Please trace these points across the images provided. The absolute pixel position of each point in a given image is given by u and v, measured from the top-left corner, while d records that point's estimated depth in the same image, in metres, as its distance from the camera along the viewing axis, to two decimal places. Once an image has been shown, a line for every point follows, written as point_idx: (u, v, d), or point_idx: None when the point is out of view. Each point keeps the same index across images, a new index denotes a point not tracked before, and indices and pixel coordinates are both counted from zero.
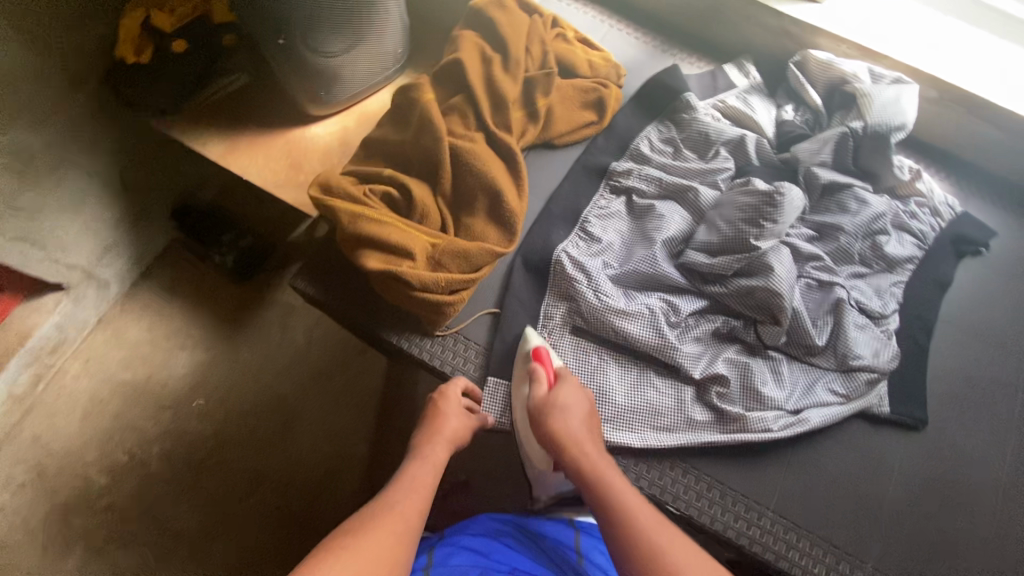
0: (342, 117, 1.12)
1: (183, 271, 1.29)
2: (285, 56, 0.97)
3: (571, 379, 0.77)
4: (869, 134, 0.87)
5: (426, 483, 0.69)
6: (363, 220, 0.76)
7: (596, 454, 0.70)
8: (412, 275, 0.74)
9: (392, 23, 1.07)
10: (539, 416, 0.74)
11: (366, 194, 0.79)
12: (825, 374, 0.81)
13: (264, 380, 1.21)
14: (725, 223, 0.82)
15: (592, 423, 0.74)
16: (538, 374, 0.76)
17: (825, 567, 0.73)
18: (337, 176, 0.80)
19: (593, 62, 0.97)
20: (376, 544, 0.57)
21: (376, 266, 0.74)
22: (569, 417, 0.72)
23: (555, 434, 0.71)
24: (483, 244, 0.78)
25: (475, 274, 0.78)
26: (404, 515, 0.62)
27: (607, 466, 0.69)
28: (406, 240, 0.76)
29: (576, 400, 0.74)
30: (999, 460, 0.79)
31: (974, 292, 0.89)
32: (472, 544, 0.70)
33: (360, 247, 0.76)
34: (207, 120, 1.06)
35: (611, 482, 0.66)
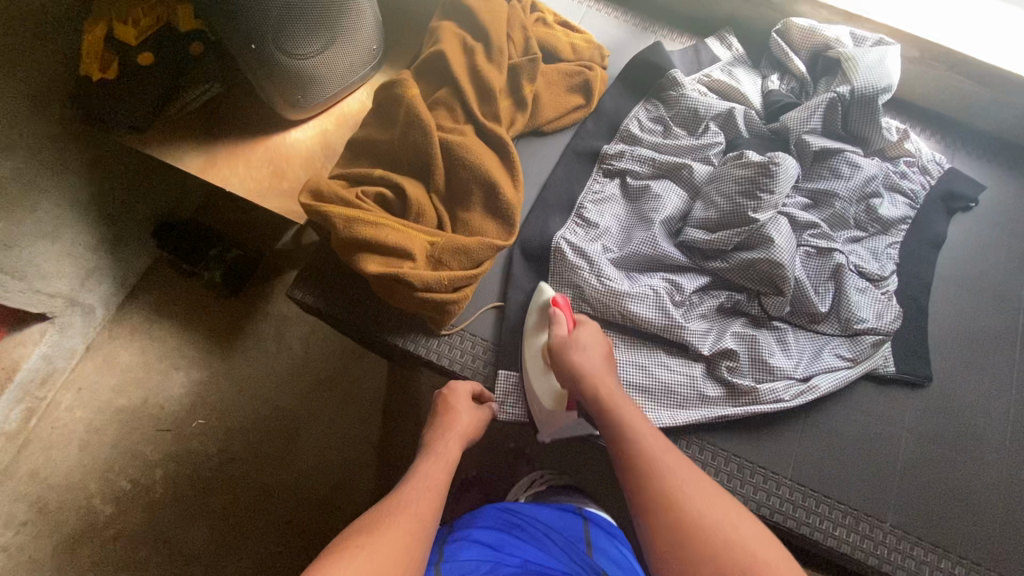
0: (321, 119, 1.10)
1: (172, 289, 1.26)
2: (259, 60, 0.93)
3: (591, 324, 0.78)
4: (857, 98, 0.86)
5: (439, 481, 0.68)
6: (358, 223, 0.74)
7: (612, 384, 0.71)
8: (414, 276, 0.73)
9: (365, 18, 1.04)
10: (557, 353, 0.75)
11: (358, 197, 0.77)
12: (830, 340, 0.82)
13: (265, 393, 1.19)
14: (722, 197, 0.82)
15: (610, 362, 0.74)
16: (557, 317, 0.77)
17: (845, 529, 0.74)
18: (325, 180, 0.78)
19: (576, 45, 0.96)
20: (392, 542, 0.56)
21: (376, 269, 0.73)
22: (589, 353, 0.74)
23: (574, 367, 0.72)
24: (483, 238, 0.77)
25: (476, 269, 0.77)
26: (418, 514, 0.61)
27: (622, 398, 0.69)
28: (405, 240, 0.75)
29: (595, 340, 0.75)
30: (1003, 409, 0.81)
31: (967, 246, 0.91)
32: (484, 537, 0.69)
33: (357, 251, 0.74)
34: (181, 134, 1.04)
35: (626, 412, 0.67)
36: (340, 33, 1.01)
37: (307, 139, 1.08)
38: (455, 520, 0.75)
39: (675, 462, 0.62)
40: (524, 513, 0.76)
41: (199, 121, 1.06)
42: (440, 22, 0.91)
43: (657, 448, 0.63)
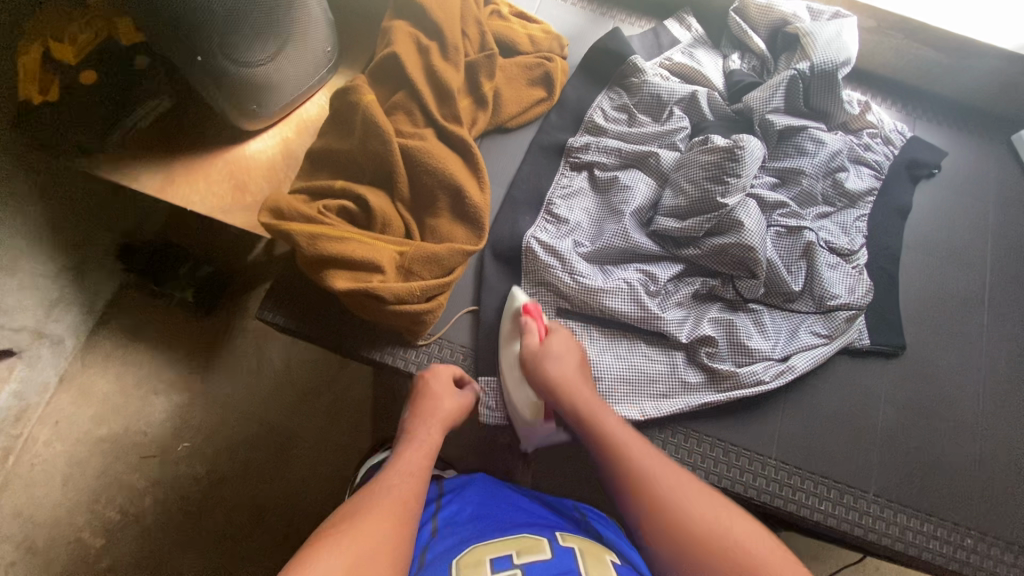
0: (281, 127, 1.07)
1: (142, 313, 1.22)
2: (206, 70, 0.90)
3: (561, 330, 0.79)
4: (816, 75, 0.86)
5: (422, 458, 0.68)
6: (323, 240, 0.71)
7: (589, 390, 0.73)
8: (386, 289, 0.71)
9: (315, 14, 1.00)
10: (532, 366, 0.75)
11: (321, 212, 0.74)
12: (805, 318, 0.82)
13: (249, 411, 1.17)
14: (691, 183, 0.81)
15: (584, 370, 0.76)
16: (529, 326, 0.78)
17: (830, 503, 0.76)
18: (284, 197, 0.75)
19: (533, 36, 0.94)
20: (378, 523, 0.56)
21: (346, 286, 0.70)
22: (564, 361, 0.75)
23: (547, 380, 0.73)
24: (453, 244, 0.75)
25: (449, 276, 0.76)
26: (405, 495, 0.62)
27: (601, 404, 0.71)
28: (372, 254, 0.73)
29: (568, 346, 0.76)
30: (975, 371, 0.83)
31: (933, 213, 0.92)
32: (476, 500, 0.69)
33: (325, 269, 0.72)
34: (134, 153, 0.99)
35: (606, 417, 0.69)
36: (292, 35, 0.96)
37: (268, 148, 1.04)
38: (443, 481, 0.75)
39: (658, 461, 0.64)
40: (512, 487, 0.75)
41: (157, 139, 1.01)
42: (392, 22, 0.88)
43: (640, 450, 0.65)
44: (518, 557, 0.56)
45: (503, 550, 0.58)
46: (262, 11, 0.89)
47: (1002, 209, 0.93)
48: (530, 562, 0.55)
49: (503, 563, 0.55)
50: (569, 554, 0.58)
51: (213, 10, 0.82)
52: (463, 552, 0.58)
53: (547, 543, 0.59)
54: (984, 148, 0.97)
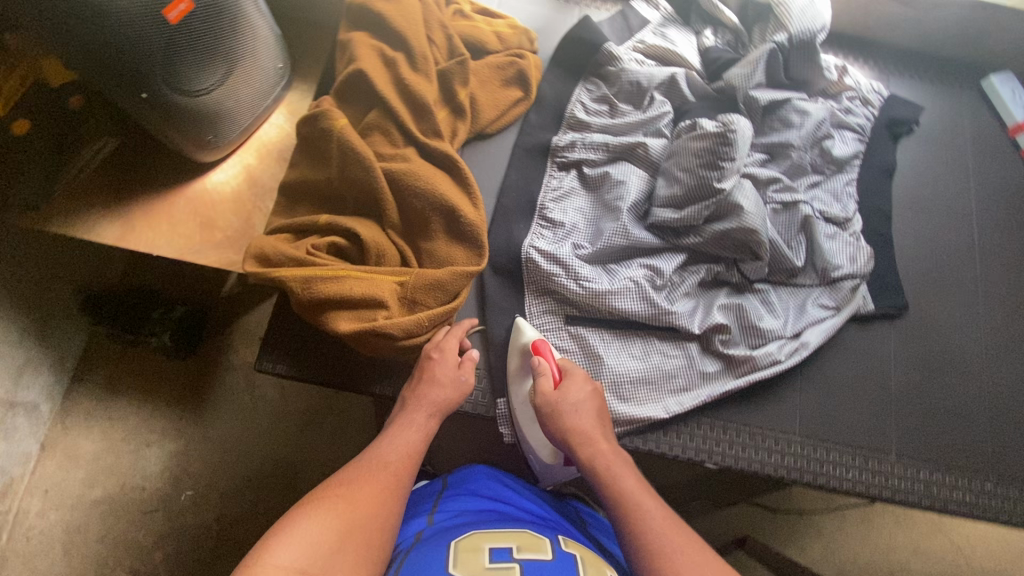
0: (241, 153, 0.99)
1: (118, 362, 1.16)
2: (154, 106, 0.81)
3: (575, 372, 0.73)
4: (795, 45, 0.85)
5: (420, 433, 0.66)
6: (317, 282, 0.68)
7: (610, 446, 0.67)
8: (391, 325, 0.68)
9: (262, 26, 0.91)
10: (547, 416, 0.70)
11: (310, 252, 0.70)
12: (811, 292, 0.83)
13: (250, 451, 1.11)
14: (684, 171, 0.80)
15: (602, 420, 0.70)
16: (541, 368, 0.73)
17: (857, 469, 0.77)
18: (267, 241, 0.71)
19: (500, 33, 0.89)
20: (364, 498, 0.57)
21: (349, 327, 0.68)
22: (580, 413, 0.69)
23: (563, 432, 0.68)
24: (454, 268, 0.72)
25: (454, 300, 0.73)
26: (393, 475, 0.61)
27: (621, 461, 0.66)
28: (371, 289, 0.69)
29: (585, 395, 0.71)
30: (976, 321, 0.85)
31: (916, 169, 0.93)
32: (481, 490, 0.70)
33: (324, 312, 0.69)
34: (90, 202, 0.92)
35: (626, 479, 0.63)
36: (240, 51, 0.88)
37: (230, 179, 0.97)
38: (449, 473, 0.76)
39: (677, 531, 0.58)
40: (515, 481, 0.75)
41: (117, 183, 0.94)
42: (350, 35, 0.82)
43: (660, 520, 0.59)
44: (518, 551, 0.56)
45: (504, 541, 0.57)
46: (206, 30, 0.80)
47: (980, 157, 0.95)
48: (528, 558, 0.54)
49: (503, 554, 0.55)
50: (570, 557, 0.57)
51: (154, 43, 0.74)
52: (463, 537, 0.58)
53: (549, 544, 0.59)
54: (957, 97, 0.98)
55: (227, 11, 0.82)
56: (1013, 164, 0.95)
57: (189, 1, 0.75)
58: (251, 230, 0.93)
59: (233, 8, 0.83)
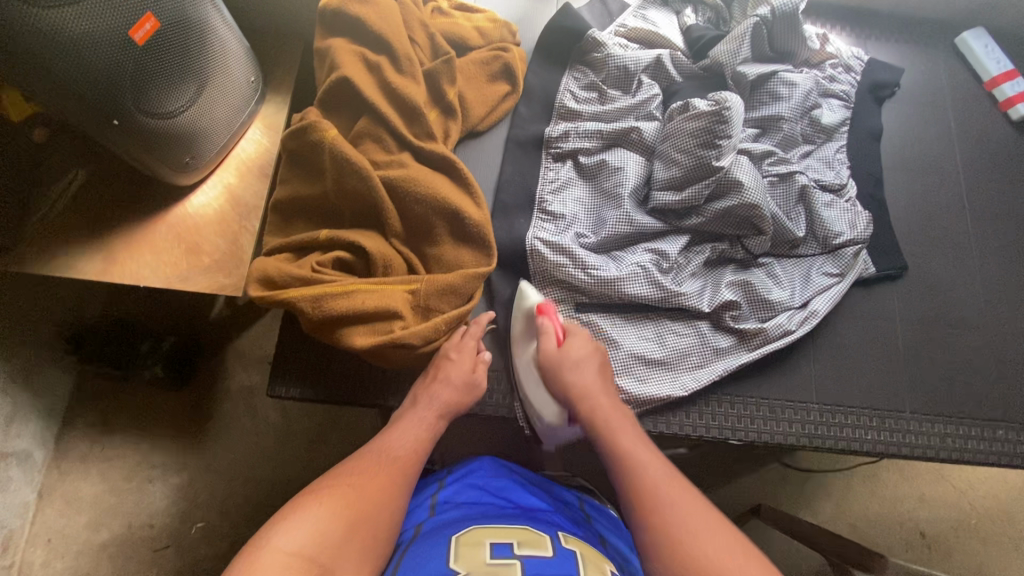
0: (220, 173, 0.94)
1: (106, 401, 1.10)
2: (126, 133, 0.76)
3: (579, 332, 0.75)
4: (778, 17, 0.86)
5: (428, 429, 0.66)
6: (327, 299, 0.66)
7: (610, 401, 0.69)
8: (410, 336, 0.67)
9: (228, 38, 0.86)
10: (551, 370, 0.72)
11: (316, 270, 0.68)
12: (814, 261, 0.84)
13: (258, 475, 1.07)
14: (681, 153, 0.79)
15: (603, 374, 0.72)
16: (545, 327, 0.74)
17: (874, 429, 0.79)
18: (269, 262, 0.68)
19: (481, 27, 0.88)
20: (372, 487, 0.57)
21: (367, 341, 0.66)
22: (582, 369, 0.71)
23: (564, 385, 0.70)
24: (466, 270, 0.71)
25: (468, 303, 0.72)
26: (401, 467, 0.61)
27: (621, 415, 0.67)
28: (384, 300, 0.67)
29: (587, 351, 0.72)
30: (971, 274, 0.87)
31: (901, 130, 0.94)
32: (481, 481, 0.69)
33: (338, 328, 0.67)
34: (67, 238, 0.87)
35: (624, 432, 0.65)
36: (209, 67, 0.83)
37: (212, 201, 0.92)
38: (451, 462, 0.75)
39: (670, 477, 0.59)
40: (518, 471, 0.73)
41: (92, 212, 0.89)
42: (329, 41, 0.80)
43: (652, 467, 0.60)
44: (518, 547, 0.54)
45: (504, 537, 0.56)
46: (171, 48, 0.75)
47: (960, 113, 0.97)
48: (529, 556, 0.53)
49: (503, 550, 0.54)
50: (571, 555, 0.55)
51: (116, 65, 0.69)
52: (462, 531, 0.57)
53: (551, 540, 0.57)
54: (933, 56, 1.00)
55: (191, 26, 0.77)
56: (990, 117, 0.97)
57: (153, 20, 0.71)
58: (240, 250, 0.89)
59: (197, 22, 0.78)
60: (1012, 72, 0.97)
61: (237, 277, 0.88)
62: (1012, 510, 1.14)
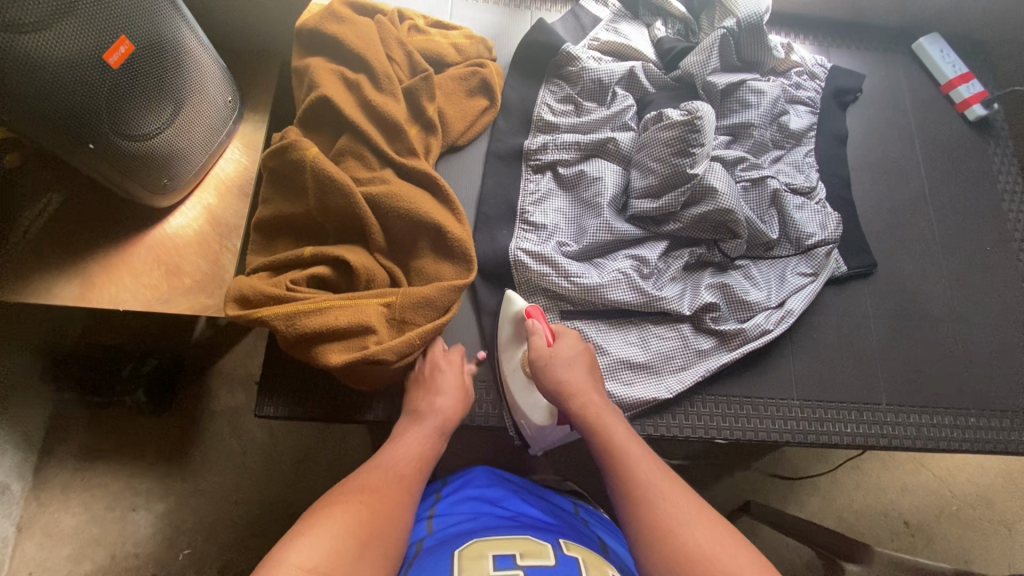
0: (199, 194, 0.94)
1: (84, 427, 1.07)
2: (102, 156, 0.76)
3: (569, 334, 0.75)
4: (744, 28, 0.89)
5: (431, 447, 0.68)
6: (301, 317, 0.66)
7: (600, 400, 0.69)
8: (383, 351, 0.67)
9: (204, 60, 0.86)
10: (541, 372, 0.72)
11: (291, 288, 0.68)
12: (789, 261, 0.87)
13: (246, 497, 1.06)
14: (657, 161, 0.82)
15: (593, 373, 0.72)
16: (534, 329, 0.74)
17: (852, 423, 0.81)
18: (245, 280, 0.69)
19: (458, 44, 0.89)
20: (385, 502, 0.58)
21: (341, 357, 0.66)
22: (573, 368, 0.71)
23: (556, 384, 0.70)
24: (442, 283, 0.72)
25: (443, 316, 0.72)
26: (407, 485, 0.62)
27: (611, 412, 0.68)
28: (357, 315, 0.68)
29: (576, 351, 0.73)
30: (937, 269, 0.91)
31: (865, 133, 0.98)
32: (479, 493, 0.70)
33: (313, 345, 0.67)
34: (40, 263, 0.86)
35: (615, 427, 0.65)
36: (185, 87, 0.83)
37: (191, 222, 0.92)
38: (448, 475, 0.76)
39: (662, 476, 0.59)
40: (514, 481, 0.75)
41: (65, 236, 0.88)
42: (308, 61, 0.81)
43: (643, 464, 0.61)
44: (521, 557, 0.55)
45: (506, 549, 0.56)
46: (146, 71, 0.76)
47: (920, 115, 1.01)
48: (532, 564, 0.54)
49: (506, 560, 0.54)
50: (573, 561, 0.56)
51: (92, 87, 0.69)
52: (466, 545, 0.57)
53: (552, 549, 0.58)
54: (893, 61, 1.05)
55: (166, 47, 0.77)
56: (948, 118, 1.02)
57: (129, 43, 0.72)
58: (221, 271, 0.89)
59: (173, 42, 0.78)
60: (967, 74, 1.02)
61: (220, 297, 0.88)
62: (989, 495, 1.18)
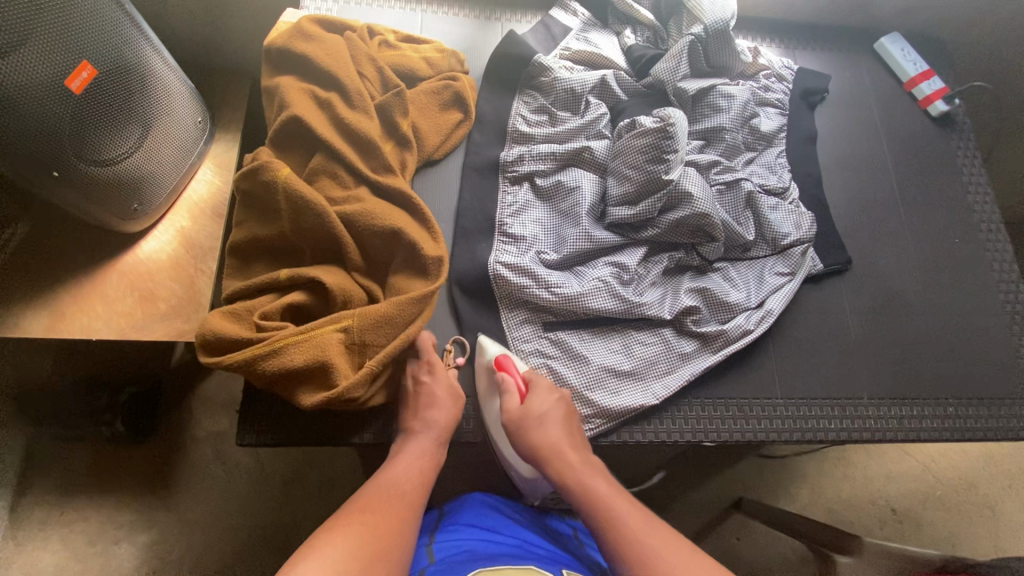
0: (171, 217, 0.92)
1: (61, 461, 1.04)
2: (69, 185, 0.74)
3: (541, 382, 0.74)
4: (712, 34, 0.90)
5: (431, 459, 0.68)
6: (271, 358, 0.65)
7: (578, 456, 0.69)
8: (351, 388, 0.67)
9: (169, 79, 0.85)
10: (517, 432, 0.71)
11: (258, 326, 0.67)
12: (766, 261, 0.88)
13: (233, 523, 1.03)
14: (632, 169, 0.82)
15: (571, 424, 0.72)
16: (506, 385, 0.73)
17: (837, 418, 0.82)
18: (208, 323, 0.66)
19: (430, 58, 0.89)
20: (383, 524, 0.57)
21: (311, 398, 0.67)
22: (547, 426, 0.70)
23: (536, 446, 0.69)
24: (399, 299, 0.70)
25: (409, 331, 0.71)
26: (409, 501, 0.61)
27: (592, 469, 0.68)
28: (316, 352, 0.66)
29: (550, 405, 0.72)
30: (909, 262, 0.93)
31: (834, 132, 1.01)
32: (476, 521, 0.70)
33: (281, 384, 0.67)
34: (7, 295, 0.83)
35: (598, 485, 0.65)
36: (152, 110, 0.82)
37: (165, 245, 0.90)
38: (445, 505, 0.76)
39: (655, 530, 0.59)
40: (508, 508, 0.76)
41: (34, 265, 0.85)
42: (278, 80, 0.81)
43: (632, 519, 0.61)
44: None
45: None
46: (110, 95, 0.74)
47: (885, 112, 1.04)
48: None
49: None
50: None
51: (55, 115, 0.67)
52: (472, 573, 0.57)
53: None
54: (856, 61, 1.07)
55: (129, 70, 0.76)
56: (912, 115, 1.04)
57: (90, 68, 0.70)
58: (197, 294, 0.87)
59: (136, 65, 0.77)
60: (927, 72, 1.05)
61: (196, 321, 0.86)
62: (971, 477, 1.21)
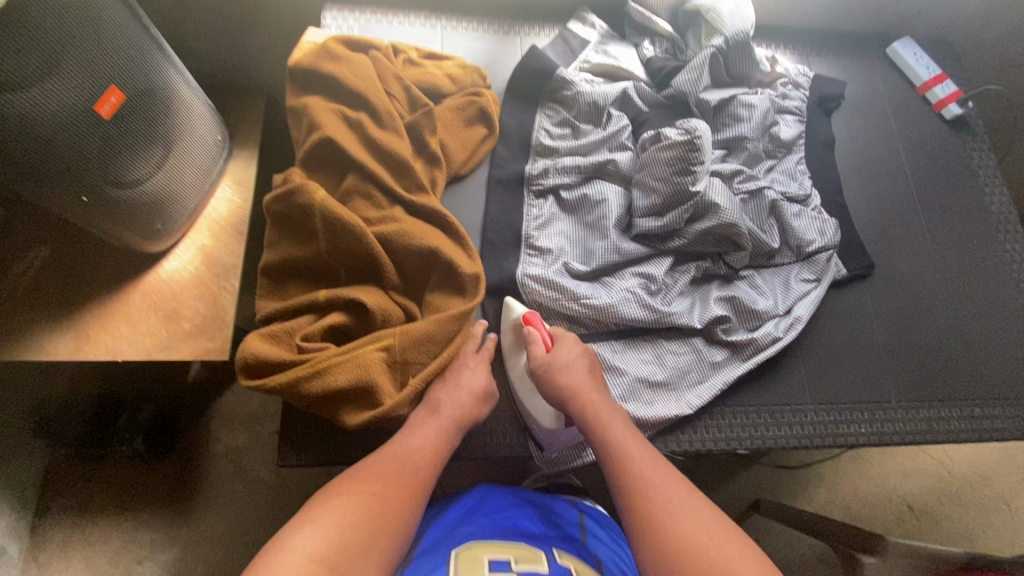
0: (192, 236, 0.92)
1: (82, 480, 1.04)
2: (97, 210, 0.74)
3: (567, 336, 0.75)
4: (732, 46, 0.92)
5: (445, 443, 0.65)
6: (316, 380, 0.65)
7: (599, 396, 0.69)
8: (396, 407, 0.68)
9: (192, 100, 0.85)
10: (542, 379, 0.71)
11: (301, 349, 0.67)
12: (791, 268, 0.89)
13: (256, 539, 1.03)
14: (658, 181, 0.83)
15: (596, 374, 0.72)
16: (533, 336, 0.74)
17: (864, 422, 0.83)
18: (252, 346, 0.67)
19: (452, 74, 0.90)
20: (389, 497, 0.57)
21: (355, 417, 0.67)
22: (573, 371, 0.71)
23: (558, 390, 0.70)
24: (440, 316, 0.71)
25: (448, 348, 0.72)
26: (421, 478, 0.61)
27: (614, 411, 0.68)
28: (360, 372, 0.67)
29: (575, 355, 0.73)
30: (928, 265, 0.94)
31: (850, 137, 1.02)
32: (478, 503, 0.71)
33: (324, 406, 0.67)
34: (30, 318, 0.84)
35: (612, 423, 0.66)
36: (176, 131, 0.82)
37: (186, 265, 0.90)
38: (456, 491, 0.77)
39: (664, 478, 0.59)
40: (518, 494, 0.74)
41: (56, 288, 0.86)
42: (305, 100, 0.81)
43: (642, 462, 0.61)
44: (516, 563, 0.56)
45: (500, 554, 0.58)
46: (137, 118, 0.74)
47: (899, 116, 1.05)
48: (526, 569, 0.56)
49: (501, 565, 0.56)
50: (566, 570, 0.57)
51: (85, 140, 0.68)
52: (461, 548, 0.59)
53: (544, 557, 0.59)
54: (870, 66, 1.09)
55: (155, 92, 0.76)
56: (927, 120, 1.06)
57: (119, 92, 0.70)
58: (221, 313, 0.87)
59: (161, 87, 0.77)
60: (940, 75, 1.07)
61: (220, 339, 0.86)
62: (989, 474, 1.22)
